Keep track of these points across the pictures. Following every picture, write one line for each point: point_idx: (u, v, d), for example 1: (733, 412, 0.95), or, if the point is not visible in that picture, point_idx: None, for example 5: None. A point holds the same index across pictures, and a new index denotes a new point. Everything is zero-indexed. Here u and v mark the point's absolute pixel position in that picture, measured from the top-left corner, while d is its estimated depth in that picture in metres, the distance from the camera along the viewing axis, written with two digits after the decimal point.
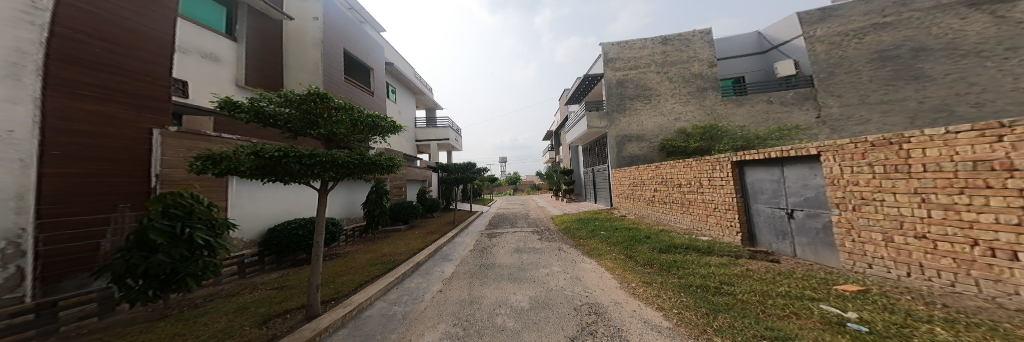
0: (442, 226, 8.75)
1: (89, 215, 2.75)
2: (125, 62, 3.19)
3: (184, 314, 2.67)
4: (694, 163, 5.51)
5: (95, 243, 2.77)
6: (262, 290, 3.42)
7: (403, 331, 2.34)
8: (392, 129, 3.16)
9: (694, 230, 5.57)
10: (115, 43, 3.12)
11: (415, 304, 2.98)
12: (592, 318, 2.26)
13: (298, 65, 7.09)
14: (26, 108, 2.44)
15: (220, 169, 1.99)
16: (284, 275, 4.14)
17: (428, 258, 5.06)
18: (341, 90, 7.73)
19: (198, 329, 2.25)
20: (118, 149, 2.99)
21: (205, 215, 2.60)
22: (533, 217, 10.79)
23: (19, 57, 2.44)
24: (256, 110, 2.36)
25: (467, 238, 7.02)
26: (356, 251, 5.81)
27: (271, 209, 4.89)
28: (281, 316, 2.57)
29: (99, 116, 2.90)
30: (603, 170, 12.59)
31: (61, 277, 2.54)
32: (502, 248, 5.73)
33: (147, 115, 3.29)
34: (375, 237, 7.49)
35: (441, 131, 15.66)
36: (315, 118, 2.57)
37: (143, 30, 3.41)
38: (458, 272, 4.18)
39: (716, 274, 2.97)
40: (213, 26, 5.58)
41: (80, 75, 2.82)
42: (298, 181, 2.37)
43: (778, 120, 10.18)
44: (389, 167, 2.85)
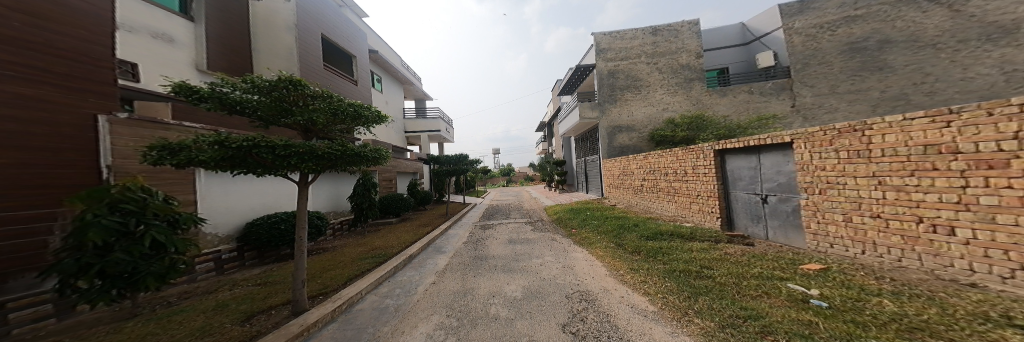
0: (435, 219, 8.71)
1: (31, 210, 2.53)
2: (57, 39, 2.84)
3: (156, 313, 2.57)
4: (679, 152, 5.66)
5: (41, 241, 2.56)
6: (244, 286, 3.33)
7: (396, 323, 2.34)
8: (377, 119, 3.06)
9: (679, 217, 5.80)
10: (43, 18, 2.77)
11: (407, 297, 2.98)
12: (582, 305, 2.34)
13: (270, 50, 6.66)
14: None
15: (180, 161, 1.86)
16: (267, 271, 4.03)
17: (420, 251, 5.05)
18: (320, 78, 7.36)
19: (174, 327, 2.19)
20: (58, 137, 2.73)
21: (161, 211, 2.44)
22: (526, 208, 10.89)
23: None
24: (219, 97, 2.19)
25: (461, 231, 7.03)
26: (343, 246, 5.70)
27: (246, 204, 4.66)
28: (266, 312, 2.52)
29: (31, 100, 2.60)
30: (594, 161, 12.75)
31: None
32: (496, 239, 5.79)
33: (88, 99, 3.01)
34: (364, 231, 7.38)
35: (431, 122, 15.35)
36: (288, 107, 2.45)
37: (76, 4, 3.04)
38: (451, 264, 4.19)
39: (698, 259, 3.12)
40: (164, 5, 5.09)
41: (7, 54, 2.50)
42: (273, 172, 2.26)
43: (757, 110, 10.59)
44: (375, 160, 2.78)
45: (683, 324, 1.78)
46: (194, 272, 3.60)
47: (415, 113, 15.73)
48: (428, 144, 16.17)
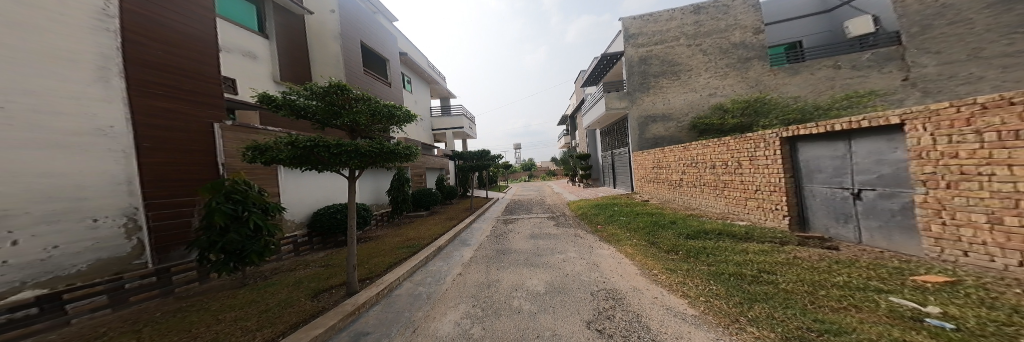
0: (460, 213, 9.08)
1: (180, 197, 3.19)
2: (183, 63, 3.46)
3: (256, 285, 3.10)
4: (733, 142, 5.17)
5: (186, 221, 3.27)
6: (313, 266, 3.82)
7: (428, 310, 2.52)
8: (409, 118, 3.25)
9: (729, 214, 5.37)
10: (173, 45, 3.37)
11: (437, 286, 3.18)
12: (610, 303, 2.30)
13: (321, 59, 7.31)
14: (119, 106, 2.77)
15: (266, 159, 2.22)
16: (328, 255, 4.49)
17: (448, 243, 5.32)
18: (361, 82, 8.02)
19: (267, 298, 2.63)
20: (190, 141, 3.34)
21: (259, 200, 2.87)
22: (549, 203, 10.80)
23: (105, 61, 2.72)
24: (289, 104, 2.54)
25: (484, 224, 7.24)
26: (385, 235, 6.24)
27: (311, 196, 5.26)
28: (328, 291, 2.87)
29: (171, 113, 3.21)
30: (623, 153, 12.19)
31: (164, 249, 3.02)
32: (518, 234, 5.86)
33: (208, 111, 3.63)
34: (400, 222, 7.98)
35: (455, 120, 15.91)
36: (339, 110, 2.73)
37: (191, 31, 3.63)
38: (476, 256, 4.35)
39: (756, 262, 2.84)
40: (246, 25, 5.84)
41: (154, 76, 3.12)
42: (330, 169, 2.56)
43: (847, 88, 9.24)
44: (408, 156, 2.95)
45: (731, 331, 1.67)
46: (280, 252, 4.24)
47: (441, 111, 16.42)
48: (452, 140, 16.75)
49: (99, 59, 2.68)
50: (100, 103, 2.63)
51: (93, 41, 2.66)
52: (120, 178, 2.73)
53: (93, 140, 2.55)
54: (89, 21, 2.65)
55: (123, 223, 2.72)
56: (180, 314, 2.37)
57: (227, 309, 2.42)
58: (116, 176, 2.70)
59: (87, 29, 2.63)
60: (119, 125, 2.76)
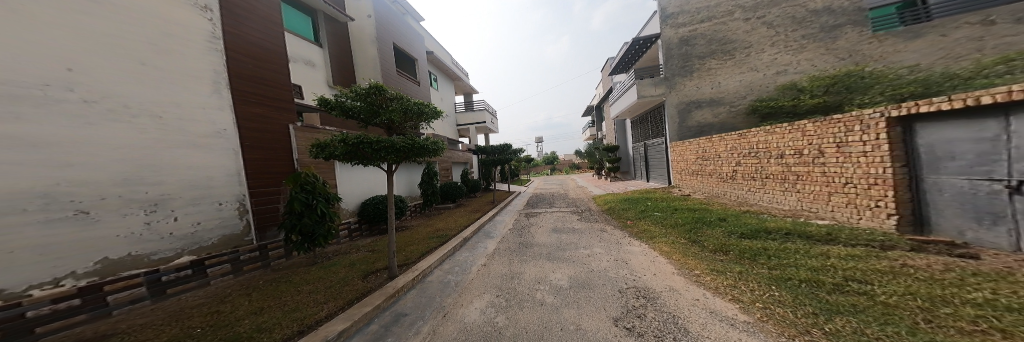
0: (484, 205, 9.34)
1: (269, 187, 3.91)
2: (266, 74, 4.12)
3: (322, 264, 3.70)
4: (813, 126, 4.44)
5: (275, 207, 3.98)
6: (363, 251, 4.33)
7: (456, 297, 2.67)
8: (435, 114, 3.37)
9: (801, 211, 4.79)
10: (258, 59, 4.03)
11: (464, 275, 3.34)
12: (640, 302, 2.23)
13: (362, 63, 7.93)
14: (228, 113, 3.51)
15: (325, 155, 2.66)
16: (375, 241, 5.10)
17: (473, 234, 5.53)
18: (395, 82, 8.55)
19: (331, 276, 3.18)
20: (274, 141, 4.04)
21: (323, 191, 3.74)
22: (573, 197, 10.59)
23: (215, 76, 3.43)
24: (339, 106, 2.90)
25: (507, 217, 7.35)
26: (419, 225, 6.70)
27: (358, 188, 5.79)
28: (375, 273, 3.24)
29: (261, 118, 3.91)
30: (658, 144, 11.46)
31: (262, 228, 3.79)
32: (540, 228, 5.86)
33: (284, 115, 4.30)
34: (431, 214, 8.47)
35: (478, 115, 16.25)
36: (377, 109, 2.93)
37: (271, 46, 4.27)
38: (499, 249, 4.45)
39: (838, 268, 2.40)
40: (303, 35, 6.42)
41: (250, 87, 3.84)
42: (373, 164, 2.85)
43: (1006, 48, 6.99)
44: (436, 151, 3.04)
45: None
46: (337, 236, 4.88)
47: (465, 106, 16.79)
48: (476, 135, 17.10)
49: (212, 75, 3.39)
50: (218, 111, 3.38)
51: (209, 60, 3.39)
52: (232, 168, 3.46)
53: (213, 139, 3.30)
54: (205, 44, 3.36)
55: (236, 206, 3.47)
56: (276, 283, 3.11)
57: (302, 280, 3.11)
58: (230, 167, 3.44)
59: (204, 51, 3.35)
60: (230, 128, 3.51)
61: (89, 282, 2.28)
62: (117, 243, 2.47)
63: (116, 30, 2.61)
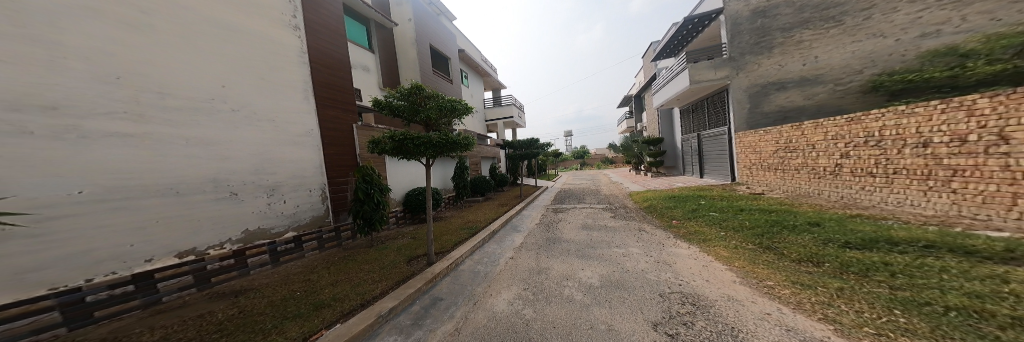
0: (512, 200, 9.49)
1: (341, 177, 4.69)
2: (337, 80, 4.88)
3: (376, 248, 4.26)
4: (991, 104, 3.57)
5: (344, 195, 4.76)
6: (404, 238, 4.83)
7: (485, 287, 2.78)
8: (467, 110, 3.49)
9: (952, 216, 3.92)
10: (329, 67, 4.76)
11: (492, 266, 3.45)
12: (687, 309, 2.08)
13: (405, 65, 8.57)
14: (310, 117, 4.28)
15: (376, 149, 3.02)
16: (415, 229, 5.59)
17: (500, 227, 5.69)
18: (432, 81, 9.10)
19: (380, 259, 3.62)
20: (341, 138, 4.76)
21: (378, 182, 4.56)
22: (605, 193, 10.19)
23: (303, 85, 4.22)
24: (386, 106, 3.20)
25: (534, 212, 7.38)
26: (452, 216, 7.11)
27: (399, 181, 6.29)
28: (417, 258, 3.60)
29: (334, 118, 4.68)
30: (718, 135, 10.32)
31: (337, 212, 4.63)
32: (569, 223, 5.78)
33: (349, 115, 5.04)
34: (462, 206, 8.89)
35: (506, 109, 16.40)
36: (417, 108, 3.17)
37: (337, 55, 4.98)
38: (526, 243, 4.51)
39: (979, 292, 1.85)
40: (358, 42, 7.05)
41: (324, 93, 4.60)
42: (413, 158, 3.15)
43: None
44: (467, 145, 3.16)
45: None
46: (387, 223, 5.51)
47: (493, 102, 16.99)
48: (504, 130, 17.31)
49: (301, 84, 4.20)
50: (306, 115, 4.23)
51: (299, 72, 4.19)
52: (316, 163, 4.29)
53: (298, 139, 4.05)
54: (295, 59, 4.15)
55: (319, 193, 4.31)
56: (350, 257, 3.80)
57: (364, 258, 3.71)
58: (313, 162, 4.26)
59: (295, 66, 4.14)
60: (311, 128, 4.26)
61: (239, 246, 3.27)
62: (254, 218, 3.44)
63: (246, 56, 3.51)
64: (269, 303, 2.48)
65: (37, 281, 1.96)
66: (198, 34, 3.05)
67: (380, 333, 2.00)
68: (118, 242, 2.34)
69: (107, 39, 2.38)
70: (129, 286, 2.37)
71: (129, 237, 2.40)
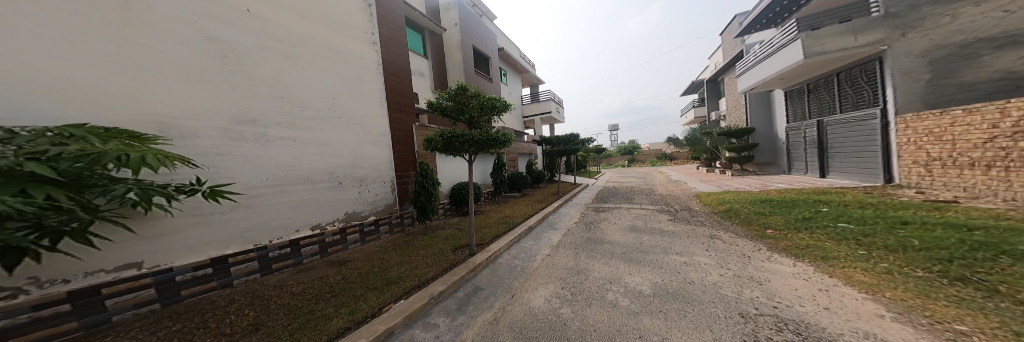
0: (548, 197, 9.38)
1: (403, 171, 5.30)
2: (402, 87, 5.49)
3: (429, 235, 4.81)
4: None
5: (406, 187, 5.33)
6: (449, 229, 5.27)
7: (522, 282, 2.85)
8: (505, 106, 3.63)
9: None
10: (397, 75, 5.37)
11: (529, 262, 3.51)
12: (784, 337, 1.70)
13: (451, 67, 9.18)
14: (381, 119, 4.91)
15: (427, 147, 3.39)
16: (458, 221, 6.02)
17: (537, 223, 5.72)
18: (475, 81, 9.57)
19: (429, 247, 4.09)
20: (404, 137, 5.35)
21: (431, 177, 5.29)
22: (654, 193, 9.29)
23: (377, 93, 4.90)
24: (436, 106, 3.51)
25: (572, 210, 7.19)
26: (490, 210, 7.39)
27: (445, 176, 6.86)
28: (461, 248, 4.00)
29: (399, 120, 5.31)
30: (855, 119, 8.05)
31: (402, 201, 5.24)
32: (612, 224, 5.47)
33: (410, 117, 5.61)
34: (499, 201, 9.15)
35: (544, 105, 16.19)
36: (462, 107, 3.41)
37: (403, 63, 5.55)
38: (564, 241, 4.43)
39: None
40: (413, 50, 7.88)
41: (394, 98, 5.24)
42: (457, 154, 3.47)
43: None
44: (506, 143, 3.32)
45: None
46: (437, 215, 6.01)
47: (531, 98, 16.93)
48: (541, 126, 17.14)
49: (376, 92, 4.88)
50: (379, 118, 4.89)
51: (376, 83, 4.89)
52: (385, 159, 4.92)
53: (375, 139, 4.77)
54: (373, 71, 4.86)
55: (388, 184, 4.94)
56: (414, 242, 4.44)
57: (420, 244, 4.27)
58: (384, 159, 4.90)
59: (373, 77, 4.85)
60: (382, 130, 4.91)
61: (342, 225, 4.16)
62: (352, 203, 4.33)
63: (351, 73, 4.50)
64: (360, 274, 3.13)
65: (249, 237, 3.11)
66: (320, 58, 4.06)
67: (431, 313, 2.32)
68: (283, 215, 3.43)
69: (274, 71, 3.46)
70: (288, 248, 3.47)
71: (288, 211, 3.48)
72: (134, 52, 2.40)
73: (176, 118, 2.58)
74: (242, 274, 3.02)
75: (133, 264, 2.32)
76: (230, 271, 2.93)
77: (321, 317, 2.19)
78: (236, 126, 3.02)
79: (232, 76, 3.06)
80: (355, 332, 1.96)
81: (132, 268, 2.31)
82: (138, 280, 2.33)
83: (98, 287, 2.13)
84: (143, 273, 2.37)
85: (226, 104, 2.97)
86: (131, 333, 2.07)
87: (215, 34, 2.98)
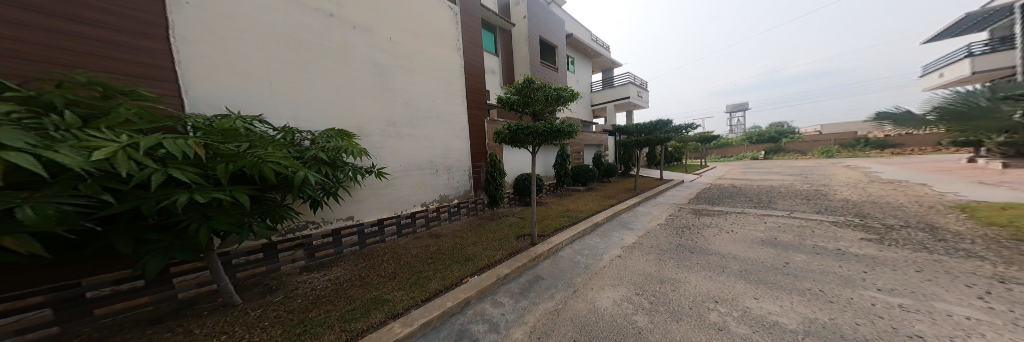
0: (619, 192, 8.62)
1: (477, 162, 6.07)
2: (477, 84, 6.11)
3: (498, 222, 5.37)
4: None
5: (479, 177, 6.17)
6: (513, 217, 5.69)
7: (587, 279, 2.84)
8: (571, 96, 3.71)
9: None
10: (473, 75, 6.01)
11: (595, 259, 3.41)
12: None
13: (519, 61, 9.54)
14: (460, 116, 5.65)
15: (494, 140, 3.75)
16: (521, 211, 6.36)
17: (606, 221, 5.38)
18: (541, 73, 9.69)
19: (499, 231, 4.59)
20: (476, 131, 6.04)
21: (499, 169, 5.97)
22: (772, 198, 7.14)
23: (459, 91, 5.62)
24: (505, 102, 3.79)
25: (654, 210, 6.38)
26: (553, 203, 7.43)
27: (510, 167, 7.35)
28: (524, 236, 4.30)
29: (474, 115, 5.99)
30: None
31: (476, 189, 6.06)
32: (703, 231, 4.57)
33: (481, 112, 6.22)
34: (563, 193, 9.04)
35: (621, 90, 14.70)
36: (527, 100, 3.63)
37: (478, 63, 6.14)
38: (639, 243, 4.05)
39: None
40: (487, 49, 8.57)
41: (471, 96, 5.92)
42: (522, 146, 3.76)
43: None
44: (572, 133, 3.41)
45: None
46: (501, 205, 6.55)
47: (601, 84, 15.61)
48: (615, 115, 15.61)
49: (459, 91, 5.62)
50: (460, 115, 5.64)
51: (459, 82, 5.64)
52: (462, 152, 5.70)
53: (458, 133, 5.59)
54: (456, 71, 5.57)
55: (466, 173, 5.77)
56: (488, 225, 5.11)
57: (494, 228, 4.87)
58: (461, 152, 5.68)
59: (457, 78, 5.59)
60: (461, 125, 5.66)
61: (436, 204, 5.14)
62: (445, 187, 5.34)
63: (449, 77, 5.41)
64: (455, 246, 3.94)
65: (395, 207, 4.44)
66: (431, 67, 5.06)
67: (498, 292, 2.67)
68: (406, 193, 4.61)
69: (407, 82, 4.63)
70: (412, 217, 4.67)
71: (406, 191, 4.60)
72: (346, 84, 3.85)
73: (359, 123, 3.99)
74: (391, 233, 4.37)
75: (347, 217, 3.86)
76: (386, 230, 4.30)
77: (431, 276, 2.92)
78: (391, 128, 4.36)
79: (386, 90, 4.33)
80: (448, 294, 2.51)
81: (349, 220, 3.87)
82: (348, 228, 3.84)
83: (341, 230, 3.78)
84: (351, 223, 3.90)
85: (385, 113, 4.30)
86: (348, 262, 3.48)
87: (378, 61, 4.26)
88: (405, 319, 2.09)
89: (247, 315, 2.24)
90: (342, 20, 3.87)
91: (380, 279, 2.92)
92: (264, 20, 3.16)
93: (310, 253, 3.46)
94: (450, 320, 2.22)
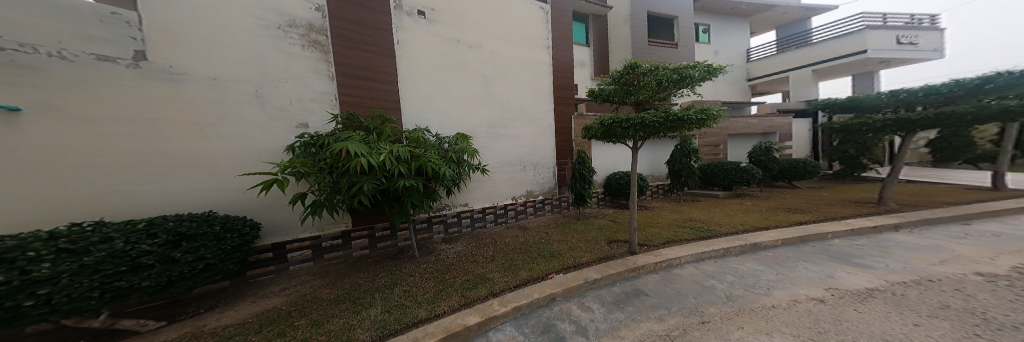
0: (801, 207, 5.93)
1: (563, 159, 6.21)
2: (564, 81, 6.24)
3: (583, 221, 5.33)
4: None
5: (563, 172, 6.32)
6: (604, 218, 5.40)
7: (713, 308, 2.26)
8: (703, 75, 3.05)
9: None
10: (561, 71, 6.18)
11: (749, 292, 2.54)
12: None
13: (618, 47, 8.72)
14: (546, 114, 5.99)
15: (586, 134, 3.84)
16: (616, 213, 5.90)
17: (778, 245, 3.86)
18: (646, 54, 8.47)
19: (586, 232, 4.53)
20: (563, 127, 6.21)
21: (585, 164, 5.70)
22: None
23: (545, 87, 5.95)
24: (599, 93, 3.89)
25: (969, 246, 3.47)
26: (662, 207, 6.32)
27: (604, 164, 6.93)
28: (617, 242, 4.02)
29: (561, 111, 6.16)
30: None
31: (560, 185, 6.25)
32: (968, 278, 2.58)
33: (568, 108, 6.31)
34: (680, 197, 7.40)
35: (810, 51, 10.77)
36: (629, 88, 3.50)
37: (564, 58, 6.26)
38: (845, 282, 2.65)
39: None
40: (578, 42, 8.42)
41: (558, 92, 6.13)
42: (620, 140, 3.57)
43: None
44: (693, 121, 2.87)
45: None
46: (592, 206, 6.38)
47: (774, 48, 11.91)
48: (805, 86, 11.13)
49: (545, 87, 5.96)
50: (546, 112, 5.98)
51: (545, 80, 5.97)
52: (550, 151, 6.03)
53: (546, 130, 5.97)
54: (542, 69, 5.92)
55: (551, 170, 6.06)
56: (574, 224, 5.16)
57: (581, 227, 4.84)
58: (549, 151, 6.02)
59: (543, 76, 5.93)
60: (547, 122, 6.00)
61: (524, 199, 5.72)
62: (534, 182, 5.84)
63: (538, 78, 5.84)
64: (545, 241, 4.27)
65: (495, 195, 5.33)
66: (522, 70, 5.63)
67: (585, 295, 2.68)
68: (503, 184, 5.42)
69: (505, 87, 5.40)
70: (507, 209, 5.45)
71: (502, 184, 5.42)
72: (465, 95, 4.90)
73: (472, 127, 5.02)
74: (490, 221, 5.28)
75: (464, 204, 4.98)
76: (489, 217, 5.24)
77: (525, 266, 3.32)
78: (490, 129, 5.22)
79: (488, 97, 5.20)
80: (534, 285, 2.78)
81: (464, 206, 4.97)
82: (464, 212, 4.95)
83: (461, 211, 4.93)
84: (466, 209, 5.02)
85: (488, 117, 5.21)
86: (466, 241, 4.51)
87: (484, 72, 5.14)
88: (501, 300, 2.47)
89: (419, 267, 3.44)
90: (464, 42, 4.88)
91: (487, 260, 3.61)
92: (424, 56, 4.47)
93: (447, 228, 4.78)
94: (537, 310, 2.42)
